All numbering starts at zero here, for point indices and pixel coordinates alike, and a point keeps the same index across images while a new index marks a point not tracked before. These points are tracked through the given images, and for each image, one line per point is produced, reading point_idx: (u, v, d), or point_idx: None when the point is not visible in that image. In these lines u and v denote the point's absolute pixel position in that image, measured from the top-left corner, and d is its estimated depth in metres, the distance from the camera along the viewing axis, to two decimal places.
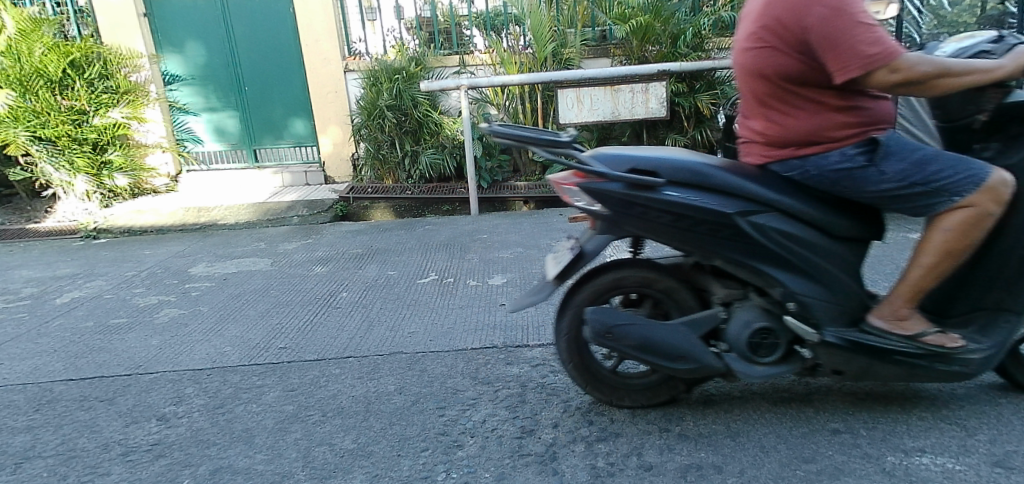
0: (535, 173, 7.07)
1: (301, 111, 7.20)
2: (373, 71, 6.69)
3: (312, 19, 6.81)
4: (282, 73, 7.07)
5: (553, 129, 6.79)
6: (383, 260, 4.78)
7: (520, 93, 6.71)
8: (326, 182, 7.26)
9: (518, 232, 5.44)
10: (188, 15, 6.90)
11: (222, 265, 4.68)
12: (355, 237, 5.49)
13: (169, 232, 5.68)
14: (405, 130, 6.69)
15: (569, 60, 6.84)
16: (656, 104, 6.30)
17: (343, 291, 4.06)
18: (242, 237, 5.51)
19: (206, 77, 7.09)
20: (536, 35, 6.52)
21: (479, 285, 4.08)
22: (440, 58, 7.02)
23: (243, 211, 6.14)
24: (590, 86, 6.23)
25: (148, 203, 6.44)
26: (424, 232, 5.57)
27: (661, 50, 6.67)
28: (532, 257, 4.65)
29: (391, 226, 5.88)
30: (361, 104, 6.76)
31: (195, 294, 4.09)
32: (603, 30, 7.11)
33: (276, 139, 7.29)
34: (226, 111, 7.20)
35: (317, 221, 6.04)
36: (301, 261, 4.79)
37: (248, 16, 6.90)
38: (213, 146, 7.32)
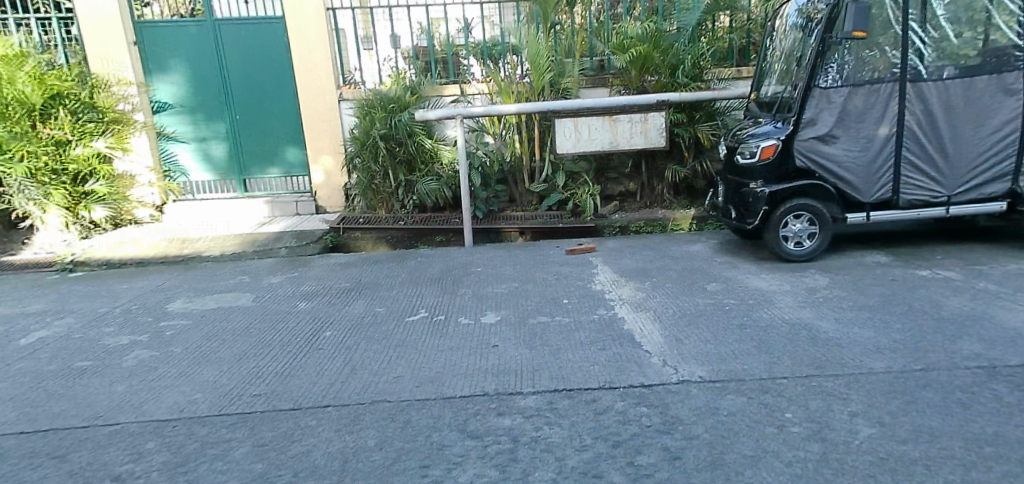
0: (532, 203, 6.93)
1: (292, 140, 7.10)
2: (367, 100, 6.55)
3: (306, 49, 6.72)
4: (274, 102, 6.98)
5: (550, 159, 6.67)
6: (372, 294, 4.58)
7: (517, 122, 6.57)
8: (317, 212, 7.09)
9: (513, 265, 5.25)
10: (179, 43, 6.79)
11: (202, 302, 4.50)
12: (343, 271, 5.29)
13: (150, 265, 5.70)
14: (398, 160, 6.54)
15: (569, 89, 6.72)
16: (655, 134, 6.19)
17: (327, 331, 3.83)
18: (225, 271, 5.39)
19: (197, 106, 6.98)
20: (534, 64, 6.43)
21: (472, 323, 3.87)
22: (435, 87, 6.89)
23: (229, 243, 6.10)
24: (588, 117, 6.14)
25: (130, 234, 6.40)
26: (416, 265, 5.38)
27: (660, 80, 6.60)
28: (527, 292, 4.45)
29: (383, 258, 5.70)
30: (354, 134, 6.61)
31: (171, 334, 3.90)
32: (602, 59, 7.12)
33: (267, 168, 7.17)
34: (216, 139, 7.07)
35: (303, 252, 5.96)
36: (286, 296, 4.60)
37: (241, 45, 6.81)
38: (200, 175, 7.17)
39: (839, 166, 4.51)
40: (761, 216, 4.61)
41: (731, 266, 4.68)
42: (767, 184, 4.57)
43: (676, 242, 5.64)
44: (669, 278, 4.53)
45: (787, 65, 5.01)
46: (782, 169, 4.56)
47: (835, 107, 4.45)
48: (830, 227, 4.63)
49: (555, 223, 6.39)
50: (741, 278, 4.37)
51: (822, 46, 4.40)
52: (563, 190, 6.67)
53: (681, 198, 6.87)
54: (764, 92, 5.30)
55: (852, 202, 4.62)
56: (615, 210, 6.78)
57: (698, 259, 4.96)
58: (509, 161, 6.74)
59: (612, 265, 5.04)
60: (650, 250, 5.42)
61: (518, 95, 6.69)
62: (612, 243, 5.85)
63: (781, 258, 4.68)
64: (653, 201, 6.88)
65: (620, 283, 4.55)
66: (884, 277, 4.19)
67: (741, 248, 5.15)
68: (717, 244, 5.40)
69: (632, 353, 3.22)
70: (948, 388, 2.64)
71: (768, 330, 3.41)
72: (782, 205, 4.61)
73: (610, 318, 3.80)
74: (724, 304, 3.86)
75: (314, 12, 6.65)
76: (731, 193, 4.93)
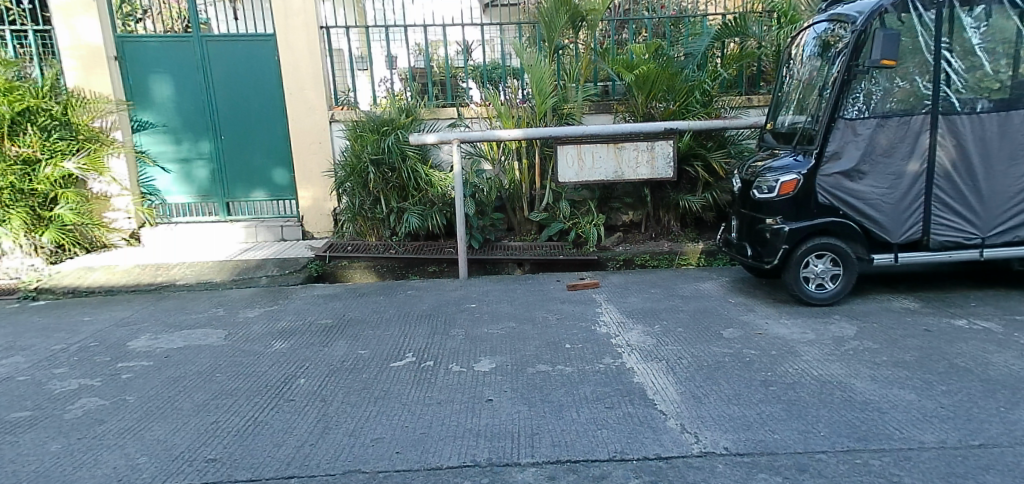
0: (531, 232, 6.56)
1: (280, 161, 6.75)
2: (359, 122, 6.24)
3: (298, 68, 6.43)
4: (262, 121, 6.65)
5: (551, 188, 6.34)
6: (355, 333, 4.18)
7: (516, 148, 6.25)
8: (304, 237, 6.74)
9: (511, 301, 4.87)
10: (164, 59, 6.49)
11: (168, 340, 4.11)
12: (326, 304, 4.92)
13: (119, 293, 5.34)
14: (390, 185, 6.19)
15: (570, 115, 6.49)
16: (662, 164, 5.89)
17: (302, 377, 3.43)
18: (200, 303, 5.03)
19: (179, 125, 6.64)
20: (536, 89, 6.14)
21: (464, 371, 3.46)
22: (433, 111, 6.66)
23: (207, 270, 5.72)
24: (592, 144, 5.83)
25: (103, 259, 6.05)
26: (405, 299, 5.00)
27: (669, 107, 6.29)
28: (525, 334, 4.06)
29: (370, 290, 5.33)
30: (345, 157, 6.28)
31: (126, 377, 3.51)
32: (606, 85, 6.88)
33: (252, 191, 6.81)
34: (198, 161, 6.72)
35: (286, 282, 5.57)
36: (261, 334, 4.21)
37: (229, 62, 6.51)
38: (181, 198, 6.81)
39: (865, 203, 4.23)
40: (780, 256, 4.31)
41: (746, 309, 4.32)
42: (787, 221, 4.28)
43: (685, 279, 5.27)
44: (680, 322, 4.15)
45: (805, 93, 4.77)
46: (803, 206, 4.26)
47: (862, 139, 4.18)
48: (854, 267, 4.32)
49: (555, 254, 6.04)
50: (759, 325, 4.00)
51: (847, 74, 4.15)
52: (566, 219, 6.28)
53: (688, 230, 6.53)
54: (781, 121, 5.04)
55: (878, 242, 4.32)
56: (619, 242, 6.45)
57: (710, 300, 4.59)
58: (508, 188, 6.41)
59: (618, 304, 4.66)
60: (657, 287, 5.05)
61: (518, 119, 6.40)
62: (616, 277, 5.48)
63: (801, 300, 4.36)
64: (658, 233, 6.53)
65: (626, 325, 4.16)
66: (916, 327, 3.82)
67: (756, 289, 4.79)
68: (730, 283, 5.05)
69: (645, 414, 2.81)
70: (1016, 471, 2.24)
71: (798, 389, 3.02)
72: (803, 243, 4.30)
73: (618, 369, 3.40)
74: (743, 356, 3.47)
75: (307, 30, 6.37)
76: (745, 229, 4.63)
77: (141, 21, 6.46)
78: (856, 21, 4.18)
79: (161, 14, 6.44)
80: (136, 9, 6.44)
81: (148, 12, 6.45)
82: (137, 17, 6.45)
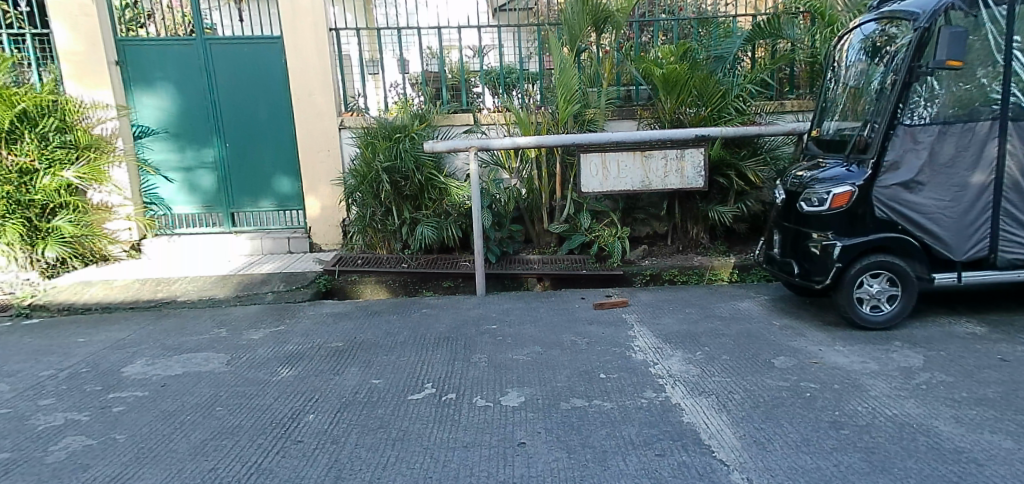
0: (550, 244, 6.25)
1: (287, 169, 6.44)
2: (370, 129, 5.94)
3: (306, 72, 6.13)
4: (270, 127, 6.35)
5: (573, 198, 5.98)
6: (369, 358, 3.84)
7: (536, 156, 5.91)
8: (312, 249, 6.41)
9: (534, 321, 4.51)
10: (166, 63, 6.21)
11: (166, 366, 3.77)
12: (336, 324, 4.59)
13: (117, 311, 5.02)
14: (403, 195, 5.89)
15: (592, 121, 6.15)
16: (692, 173, 5.54)
17: (311, 412, 3.08)
18: (201, 323, 4.70)
19: (181, 133, 6.35)
20: (559, 93, 5.79)
21: (490, 406, 3.11)
22: (447, 116, 6.35)
23: (210, 285, 5.40)
24: (618, 152, 5.48)
25: (101, 273, 5.73)
26: (421, 318, 4.67)
27: (700, 113, 5.93)
28: (554, 361, 3.70)
29: (382, 308, 4.99)
30: (355, 166, 5.97)
31: (117, 411, 3.17)
32: (628, 91, 6.60)
33: (258, 200, 6.50)
34: (201, 169, 6.41)
35: (293, 298, 5.25)
36: (265, 359, 3.87)
37: (234, 66, 6.23)
38: (184, 209, 6.51)
39: (926, 217, 3.91)
40: (832, 275, 3.97)
41: (795, 335, 3.95)
42: (840, 236, 3.95)
43: (720, 297, 4.91)
44: (724, 348, 3.78)
45: (853, 98, 4.45)
46: (857, 220, 3.93)
47: (922, 148, 3.88)
48: (914, 287, 3.97)
49: (578, 269, 5.69)
50: (813, 353, 3.63)
51: (908, 77, 3.85)
52: (587, 232, 5.90)
53: (718, 242, 6.19)
54: (826, 128, 4.71)
55: (940, 260, 3.99)
56: (644, 255, 6.08)
57: (752, 323, 4.23)
58: (527, 198, 6.08)
59: (651, 327, 4.29)
60: (692, 306, 4.69)
61: (538, 126, 6.07)
62: (645, 295, 5.12)
63: (855, 324, 4.00)
64: (685, 245, 6.18)
65: (664, 351, 3.79)
66: (990, 356, 3.46)
67: (800, 310, 4.42)
68: (770, 303, 4.68)
69: (704, 465, 2.46)
70: None
71: (875, 434, 2.65)
72: (858, 261, 3.96)
73: (662, 404, 3.04)
74: (804, 391, 3.10)
75: (315, 32, 6.07)
76: (790, 244, 4.31)
77: (146, 26, 6.18)
78: (917, 17, 3.90)
79: (165, 18, 6.16)
80: (140, 14, 6.17)
81: (152, 17, 6.17)
82: (141, 21, 6.18)
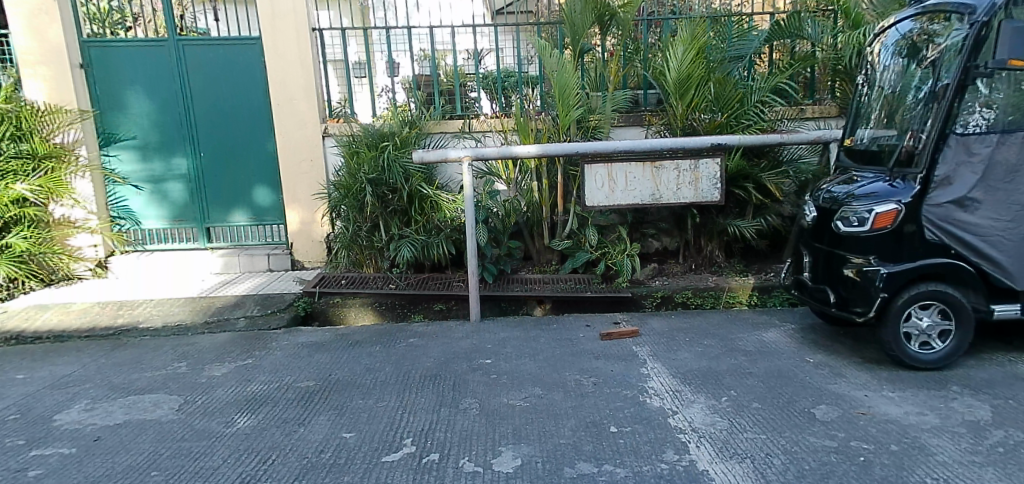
0: (552, 262, 5.74)
1: (265, 180, 5.94)
2: (356, 138, 5.45)
3: (285, 75, 5.64)
4: (247, 135, 5.86)
5: (576, 212, 5.49)
6: (342, 403, 3.33)
7: (536, 166, 5.42)
8: (293, 267, 5.91)
9: (534, 355, 4.00)
10: (135, 66, 5.72)
11: (105, 413, 3.26)
12: (311, 357, 4.08)
13: (71, 339, 4.48)
14: (391, 209, 5.39)
15: (598, 128, 5.65)
16: (707, 185, 5.04)
17: (263, 480, 2.56)
18: (160, 354, 4.18)
19: (151, 141, 5.85)
20: (558, 98, 5.31)
21: (479, 473, 2.58)
22: (440, 122, 5.86)
23: (176, 309, 4.87)
24: (626, 162, 4.98)
25: (61, 296, 5.20)
26: (407, 350, 4.16)
27: (715, 119, 5.43)
28: (556, 408, 3.19)
29: (365, 337, 4.47)
30: (339, 178, 5.46)
31: (34, 475, 2.65)
32: (636, 95, 6.11)
33: (233, 214, 6.01)
34: (173, 180, 5.92)
35: (267, 324, 4.73)
36: (223, 404, 3.35)
37: (210, 68, 5.74)
38: (154, 223, 6.00)
39: (984, 240, 3.41)
40: (877, 307, 3.47)
41: (833, 378, 3.44)
42: (884, 262, 3.45)
43: (741, 326, 4.40)
44: (753, 394, 3.27)
45: (892, 104, 3.95)
46: (904, 243, 3.43)
47: (978, 161, 3.38)
48: (971, 323, 3.46)
49: (583, 292, 5.18)
50: (858, 402, 3.12)
51: (963, 78, 3.36)
52: (593, 248, 5.44)
53: (734, 260, 5.68)
54: (860, 137, 4.20)
55: (998, 289, 3.49)
56: (655, 275, 5.57)
57: (782, 361, 3.71)
58: (526, 213, 5.58)
59: (668, 364, 3.77)
60: (711, 338, 4.18)
61: (538, 134, 5.58)
62: (657, 322, 4.60)
63: (902, 363, 3.52)
64: (699, 264, 5.67)
65: (684, 396, 3.28)
66: None
67: (835, 347, 3.92)
68: (800, 335, 4.17)
69: None
70: None
71: None
72: (906, 291, 3.46)
73: (688, 472, 2.52)
74: (856, 454, 2.59)
75: (297, 32, 5.57)
76: (824, 268, 3.81)
77: (131, 30, 5.72)
78: (975, 10, 3.41)
79: (150, 23, 5.71)
80: (126, 16, 5.70)
81: (138, 20, 5.70)
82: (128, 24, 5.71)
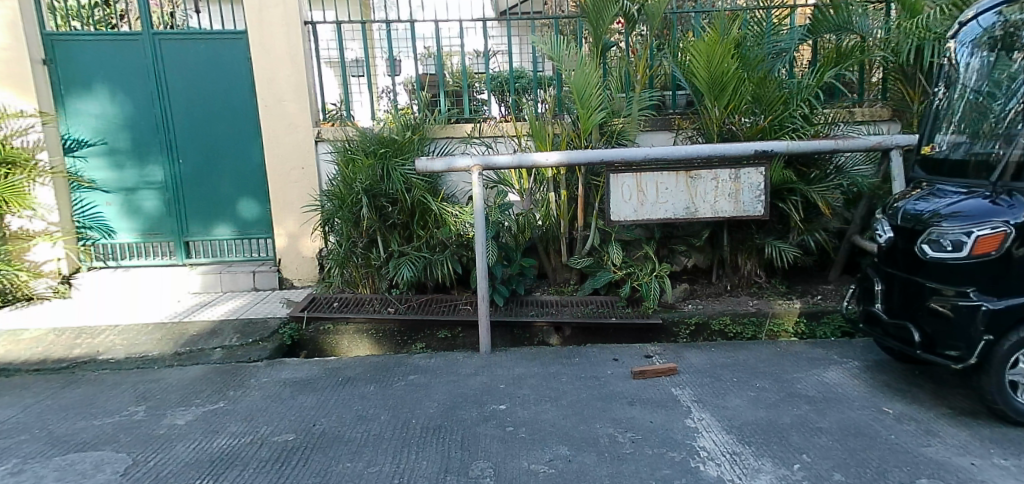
0: (569, 282, 5.15)
1: (251, 190, 5.37)
2: (354, 144, 4.87)
3: (274, 75, 5.06)
4: (232, 140, 5.28)
5: (598, 226, 4.90)
6: (325, 467, 2.71)
7: (553, 176, 4.82)
8: (281, 286, 5.31)
9: (555, 399, 3.38)
10: (106, 62, 5.14)
11: (32, 480, 2.64)
12: (293, 399, 3.47)
13: (18, 373, 3.87)
14: (391, 223, 4.80)
15: (622, 132, 5.05)
16: (749, 198, 4.43)
17: None
18: (117, 394, 3.57)
19: (124, 145, 5.27)
20: (578, 100, 4.70)
21: None
22: (446, 126, 5.25)
23: (144, 337, 4.27)
24: (656, 171, 4.37)
25: (17, 321, 4.61)
26: (406, 391, 3.55)
27: (757, 123, 4.83)
28: (589, 478, 2.57)
29: (359, 373, 3.86)
30: (333, 188, 4.87)
31: None
32: (663, 97, 5.52)
33: (215, 227, 5.43)
34: (147, 189, 5.33)
35: (246, 355, 4.12)
36: (179, 467, 2.74)
37: (190, 65, 5.16)
38: (126, 236, 5.42)
39: None
40: (978, 351, 2.88)
41: (924, 438, 2.82)
42: (985, 296, 2.87)
43: (795, 364, 3.79)
44: (832, 461, 2.65)
45: (987, 106, 3.35)
46: (1010, 273, 2.85)
47: None
48: None
49: (606, 318, 4.56)
50: (966, 474, 2.49)
51: None
52: (616, 267, 4.81)
53: (776, 281, 5.07)
54: (942, 143, 3.60)
55: None
56: (686, 297, 4.95)
57: (855, 413, 3.10)
58: (541, 226, 4.97)
59: (717, 414, 3.15)
60: (763, 378, 3.56)
61: (556, 138, 4.98)
62: (696, 356, 3.98)
63: (1006, 418, 2.92)
64: (736, 285, 5.04)
65: (747, 464, 2.66)
66: None
67: (913, 393, 3.30)
68: (867, 377, 3.56)
69: None
70: None
71: None
72: (1013, 332, 2.87)
73: None
74: None
75: (287, 27, 4.99)
76: (903, 300, 3.22)
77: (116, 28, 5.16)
78: None
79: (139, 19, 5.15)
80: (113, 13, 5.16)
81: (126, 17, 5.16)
82: (110, 20, 5.17)
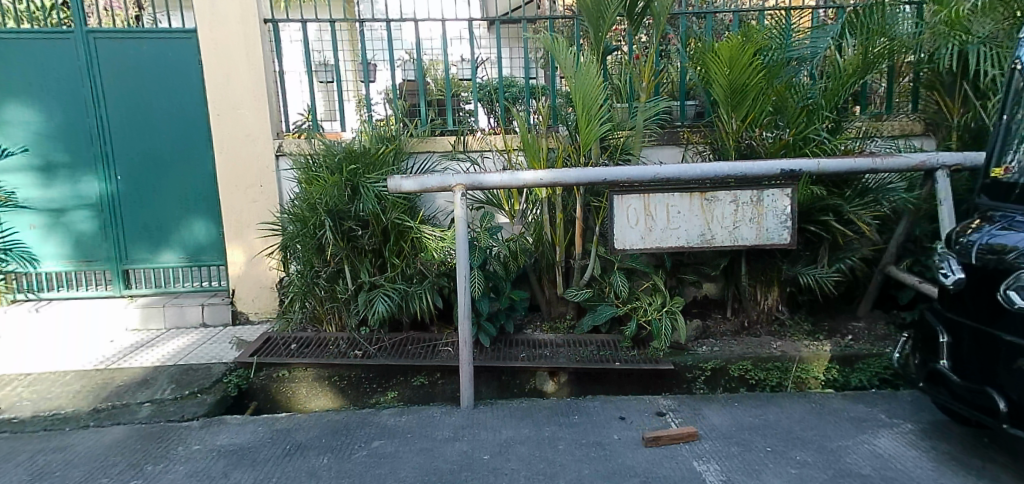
0: (566, 316, 4.53)
1: (201, 210, 4.71)
2: (319, 158, 4.22)
3: (228, 79, 4.41)
4: (180, 153, 4.62)
5: (598, 254, 4.27)
6: None
7: (547, 196, 4.18)
8: (235, 321, 4.64)
9: (551, 478, 2.73)
10: (34, 64, 4.48)
11: None
12: (225, 477, 2.78)
13: None
14: (361, 250, 4.15)
15: (627, 147, 4.44)
16: (774, 223, 3.82)
17: None
18: (7, 468, 2.86)
19: (54, 159, 4.61)
20: (579, 109, 4.06)
21: None
22: (426, 139, 4.61)
23: (58, 390, 3.58)
24: (667, 191, 3.75)
25: None
26: (367, 465, 2.88)
27: (781, 137, 4.24)
28: None
29: (312, 437, 3.19)
30: (293, 209, 4.21)
31: None
32: (671, 108, 4.91)
33: (161, 253, 4.75)
34: (81, 208, 4.66)
35: (180, 411, 3.44)
36: None
37: (132, 67, 4.51)
38: (54, 263, 4.73)
39: None
40: None
41: None
42: None
43: (837, 426, 3.17)
44: None
45: None
46: None
47: None
48: None
49: (608, 361, 3.92)
50: None
51: None
52: (619, 301, 4.19)
53: (800, 316, 4.48)
54: (1015, 162, 2.99)
55: None
56: (699, 335, 4.34)
57: None
58: (534, 252, 4.34)
59: None
60: (803, 449, 2.93)
61: (551, 152, 4.37)
62: (718, 414, 3.35)
63: None
64: (756, 320, 4.42)
65: None
66: None
67: (990, 471, 2.68)
68: (927, 446, 2.94)
69: None
70: None
71: None
72: None
73: None
74: None
75: (243, 24, 4.34)
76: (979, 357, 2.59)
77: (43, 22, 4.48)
78: None
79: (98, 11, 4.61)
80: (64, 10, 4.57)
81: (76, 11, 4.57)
82: (38, 15, 4.48)
